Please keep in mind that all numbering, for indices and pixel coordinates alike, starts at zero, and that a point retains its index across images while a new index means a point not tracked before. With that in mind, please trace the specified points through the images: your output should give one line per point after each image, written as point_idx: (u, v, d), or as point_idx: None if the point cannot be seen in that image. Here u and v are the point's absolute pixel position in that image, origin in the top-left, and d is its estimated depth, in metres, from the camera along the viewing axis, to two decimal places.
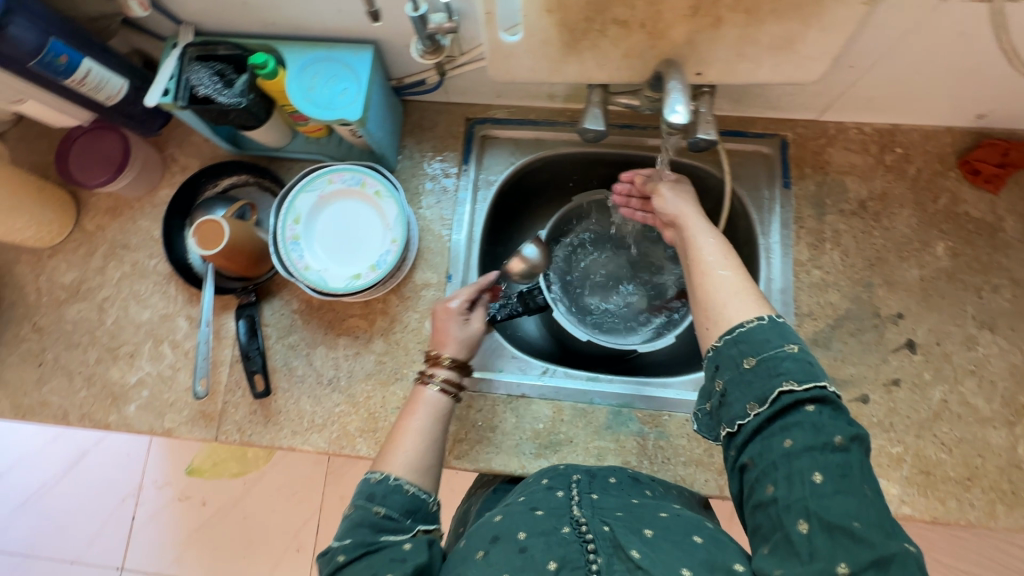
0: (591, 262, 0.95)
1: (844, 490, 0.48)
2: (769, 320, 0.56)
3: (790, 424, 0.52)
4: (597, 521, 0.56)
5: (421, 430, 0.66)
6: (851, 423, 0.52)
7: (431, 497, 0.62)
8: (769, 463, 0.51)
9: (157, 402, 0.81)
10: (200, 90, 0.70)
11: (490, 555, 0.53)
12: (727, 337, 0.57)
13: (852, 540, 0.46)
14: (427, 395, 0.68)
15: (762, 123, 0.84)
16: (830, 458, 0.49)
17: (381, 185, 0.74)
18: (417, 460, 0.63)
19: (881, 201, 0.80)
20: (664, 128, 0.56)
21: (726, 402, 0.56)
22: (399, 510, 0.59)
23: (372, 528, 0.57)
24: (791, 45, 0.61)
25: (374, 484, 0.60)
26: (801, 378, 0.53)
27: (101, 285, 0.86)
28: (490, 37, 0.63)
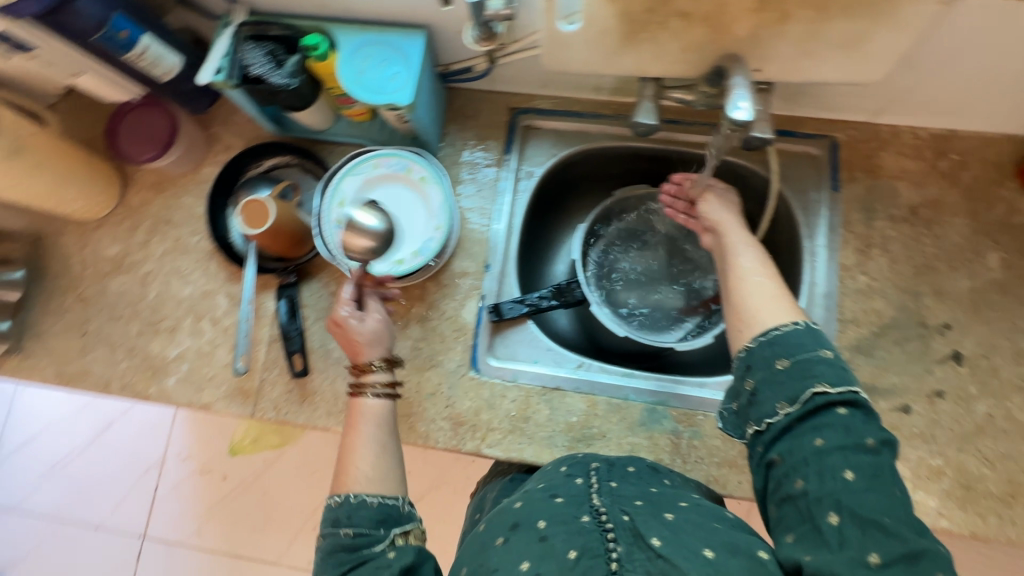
0: (627, 258, 0.94)
1: (876, 487, 0.48)
2: (803, 325, 0.56)
3: (822, 423, 0.51)
4: (618, 511, 0.55)
5: (370, 441, 0.63)
6: (882, 427, 0.51)
7: (399, 500, 0.59)
8: (799, 458, 0.51)
9: (195, 376, 0.83)
10: (252, 69, 0.71)
11: (511, 540, 0.54)
12: (762, 339, 0.57)
13: (884, 534, 0.45)
14: (368, 406, 0.65)
15: (813, 123, 0.82)
16: (862, 457, 0.49)
17: (427, 172, 0.74)
18: (382, 475, 0.61)
19: (933, 208, 0.78)
20: (725, 124, 0.55)
21: (756, 400, 0.55)
22: (369, 522, 0.57)
23: (347, 551, 0.55)
24: (857, 44, 0.60)
25: (335, 508, 0.58)
26: (834, 381, 0.52)
27: (144, 260, 0.88)
28: (548, 25, 0.62)
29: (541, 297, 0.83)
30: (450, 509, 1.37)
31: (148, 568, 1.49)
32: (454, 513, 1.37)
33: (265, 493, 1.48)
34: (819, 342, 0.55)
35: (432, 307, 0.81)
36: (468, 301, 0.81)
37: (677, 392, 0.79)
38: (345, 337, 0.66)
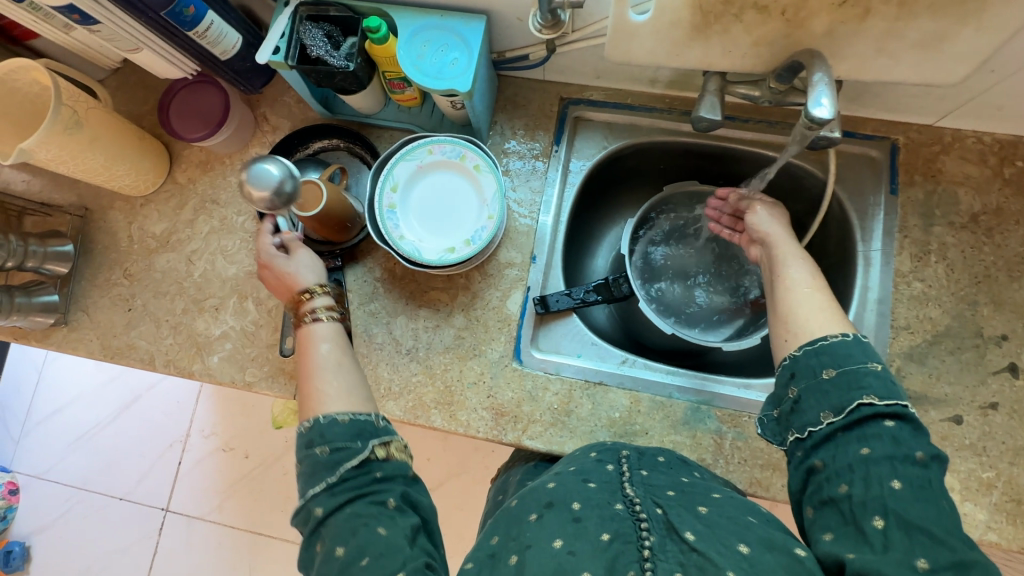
0: (672, 255, 0.93)
1: (924, 498, 0.45)
2: (853, 338, 0.53)
3: (868, 433, 0.49)
4: (651, 504, 0.54)
5: (326, 358, 0.67)
6: (931, 441, 0.49)
7: (372, 416, 0.63)
8: (843, 464, 0.48)
9: (239, 355, 0.83)
10: (312, 50, 0.71)
11: (544, 517, 0.54)
12: (807, 348, 0.54)
13: (932, 541, 0.43)
14: (315, 329, 0.70)
15: (872, 124, 0.80)
16: (911, 469, 0.46)
17: (481, 160, 0.73)
18: (345, 391, 0.65)
19: (995, 216, 0.76)
20: (801, 121, 0.54)
21: (798, 408, 0.52)
22: (344, 440, 0.60)
23: (328, 466, 0.59)
24: (939, 43, 0.58)
25: (308, 433, 0.61)
26: (883, 393, 0.50)
27: (190, 238, 0.88)
28: (618, 14, 0.61)
29: (587, 291, 0.82)
30: (468, 498, 1.38)
31: (170, 541, 1.51)
32: (473, 501, 1.38)
33: (287, 473, 1.50)
34: (869, 354, 0.52)
35: (477, 296, 0.81)
36: (514, 291, 0.81)
37: (721, 392, 0.78)
38: (279, 273, 0.72)
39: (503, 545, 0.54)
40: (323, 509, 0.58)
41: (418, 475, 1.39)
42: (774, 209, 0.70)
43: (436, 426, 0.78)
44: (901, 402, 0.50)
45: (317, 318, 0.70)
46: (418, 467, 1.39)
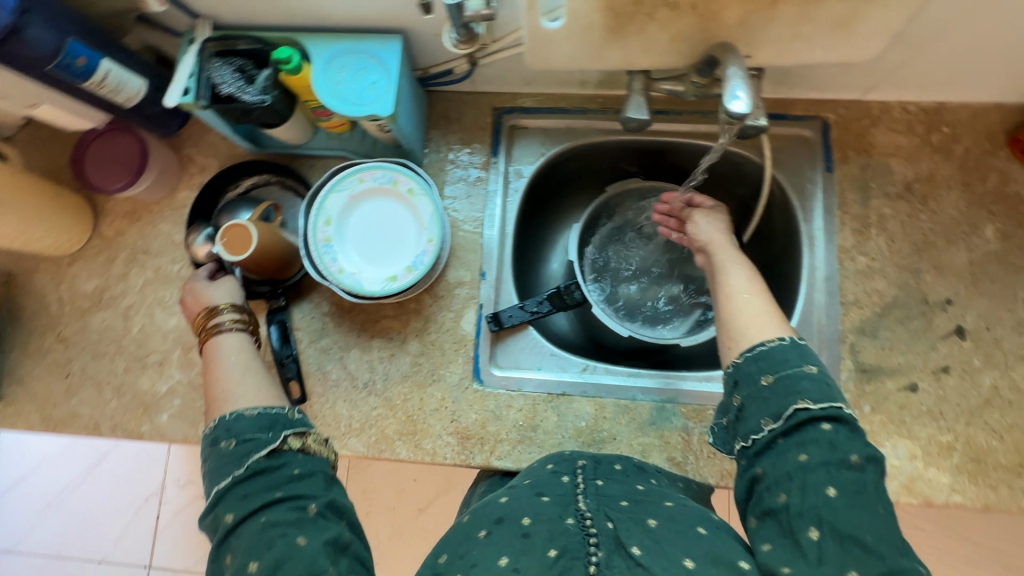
0: (625, 253, 0.93)
1: (857, 506, 0.45)
2: (790, 342, 0.54)
3: (806, 439, 0.49)
4: (603, 517, 0.54)
5: (232, 365, 0.67)
6: (867, 443, 0.49)
7: (284, 408, 0.62)
8: (782, 472, 0.48)
9: (190, 410, 0.80)
10: (222, 88, 0.67)
11: (494, 532, 0.53)
12: (748, 355, 0.54)
13: (863, 551, 0.44)
14: (221, 340, 0.69)
15: (802, 105, 0.81)
16: (846, 476, 0.46)
17: (414, 182, 0.71)
18: (253, 390, 0.65)
19: (927, 183, 0.78)
20: (722, 117, 0.53)
21: (742, 417, 0.53)
22: (253, 431, 0.60)
23: (234, 459, 0.58)
24: (850, 24, 0.58)
25: (216, 429, 0.61)
26: (817, 398, 0.50)
27: (124, 293, 0.84)
28: (530, 23, 0.60)
29: (540, 302, 0.81)
30: None
31: None
32: None
33: None
34: (805, 358, 0.52)
35: (429, 320, 0.80)
36: (467, 311, 0.79)
37: (685, 388, 0.78)
38: (192, 294, 0.73)
39: (449, 564, 0.52)
40: (233, 514, 0.56)
41: (405, 498, 1.35)
42: (717, 217, 0.72)
43: (403, 458, 0.76)
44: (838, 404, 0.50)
45: (224, 327, 0.70)
46: (406, 488, 1.35)
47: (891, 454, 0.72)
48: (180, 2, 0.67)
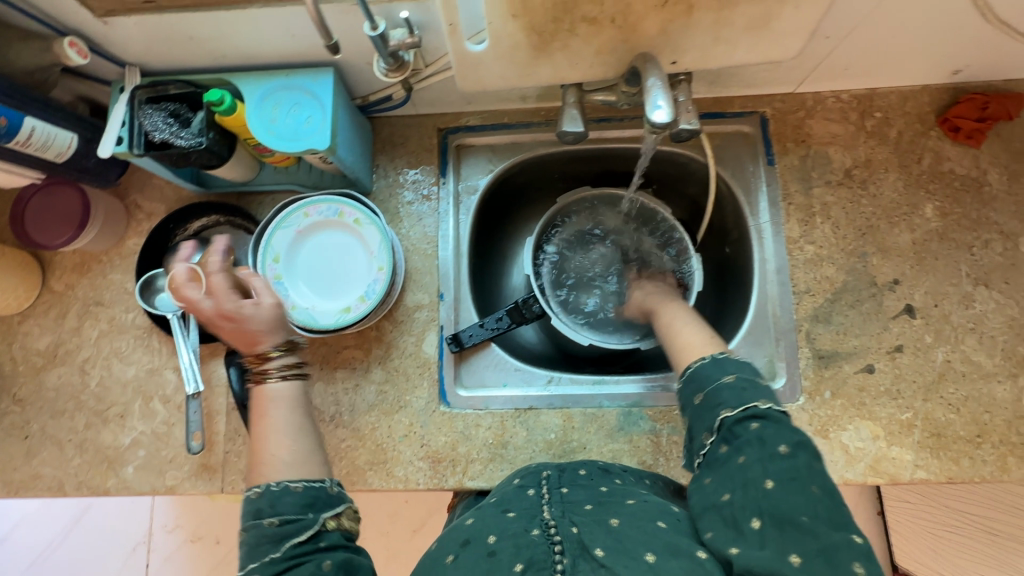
0: (584, 261, 0.94)
1: (792, 490, 0.49)
2: (710, 359, 0.61)
3: (741, 442, 0.53)
4: (567, 523, 0.54)
5: (280, 426, 0.58)
6: (795, 432, 0.53)
7: (326, 482, 0.57)
8: (725, 477, 0.52)
9: (155, 460, 0.78)
10: (155, 135, 0.66)
11: (460, 556, 0.53)
12: (684, 378, 0.62)
13: (799, 531, 0.47)
14: (269, 392, 0.59)
15: (739, 101, 0.82)
16: (778, 466, 0.50)
17: (360, 212, 0.71)
18: (300, 458, 0.57)
19: (866, 168, 0.80)
20: (647, 126, 0.54)
21: (690, 437, 0.59)
22: (297, 509, 0.54)
23: (273, 538, 0.52)
24: (767, 24, 0.60)
25: (258, 499, 0.54)
26: (736, 403, 0.55)
27: (79, 346, 0.82)
28: (455, 47, 0.60)
29: (499, 318, 0.81)
30: None
31: None
32: None
33: None
34: (723, 369, 0.59)
35: (391, 346, 0.79)
36: (428, 333, 0.79)
37: (650, 390, 0.78)
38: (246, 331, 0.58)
39: None
40: None
41: (397, 521, 1.33)
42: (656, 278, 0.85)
43: (375, 488, 0.76)
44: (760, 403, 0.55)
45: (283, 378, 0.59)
46: (398, 511, 1.34)
47: (855, 436, 0.73)
48: (106, 51, 0.67)
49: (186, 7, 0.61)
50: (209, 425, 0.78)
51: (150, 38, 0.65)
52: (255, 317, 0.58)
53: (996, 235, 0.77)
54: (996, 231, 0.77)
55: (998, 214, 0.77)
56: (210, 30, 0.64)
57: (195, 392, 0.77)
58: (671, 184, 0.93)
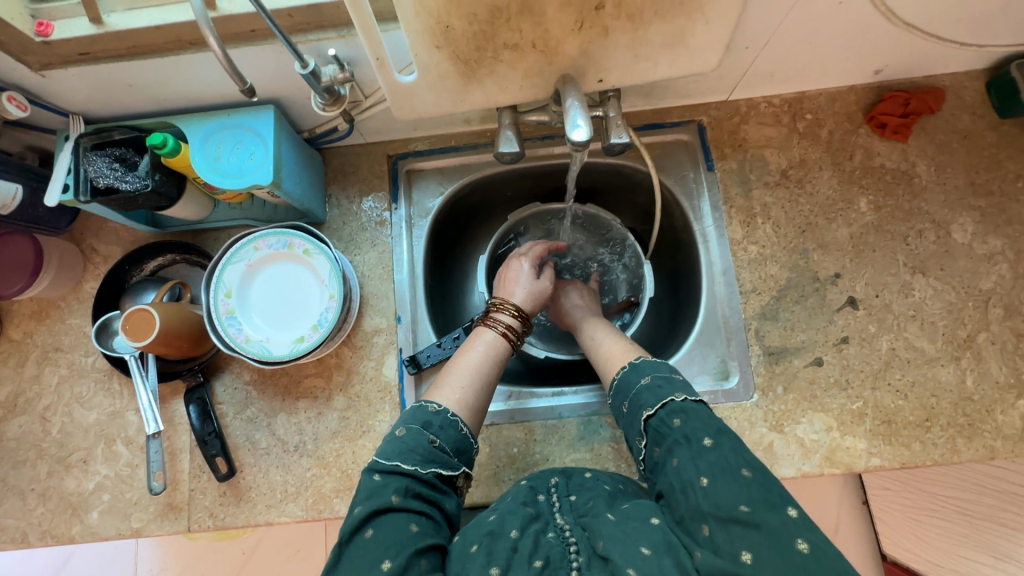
0: None
1: (725, 482, 0.52)
2: (629, 367, 0.67)
3: (671, 444, 0.57)
4: (580, 527, 0.57)
5: (473, 364, 0.68)
6: (714, 420, 0.57)
7: (474, 443, 0.64)
8: (667, 484, 0.55)
9: (120, 503, 0.78)
10: (100, 181, 0.68)
11: (483, 546, 0.54)
12: (613, 393, 0.66)
13: (741, 525, 0.49)
14: (489, 331, 0.72)
15: (677, 112, 0.86)
16: (707, 459, 0.54)
17: (308, 243, 0.73)
18: (467, 397, 0.65)
19: (801, 167, 0.83)
20: (570, 145, 0.56)
21: (629, 447, 0.63)
22: (450, 447, 0.61)
23: (424, 458, 0.58)
24: (682, 41, 0.62)
25: (432, 414, 0.62)
26: (654, 403, 0.60)
27: (39, 394, 0.82)
28: (386, 79, 0.62)
29: (456, 337, 0.82)
30: None
31: None
32: None
33: None
34: (639, 373, 0.65)
35: (352, 372, 0.80)
36: (387, 357, 0.80)
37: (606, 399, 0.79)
38: (513, 278, 0.80)
39: None
40: (402, 500, 0.55)
41: None
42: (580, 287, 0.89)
43: (343, 514, 0.76)
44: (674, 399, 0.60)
45: (496, 327, 0.72)
46: None
47: (809, 429, 0.75)
48: (47, 103, 0.68)
49: (119, 56, 0.62)
50: (173, 464, 0.78)
51: (90, 87, 0.66)
52: (521, 271, 0.80)
53: (929, 224, 0.80)
54: (929, 220, 0.80)
55: (929, 204, 0.81)
56: (149, 78, 0.66)
57: (156, 431, 0.76)
58: (621, 194, 0.96)
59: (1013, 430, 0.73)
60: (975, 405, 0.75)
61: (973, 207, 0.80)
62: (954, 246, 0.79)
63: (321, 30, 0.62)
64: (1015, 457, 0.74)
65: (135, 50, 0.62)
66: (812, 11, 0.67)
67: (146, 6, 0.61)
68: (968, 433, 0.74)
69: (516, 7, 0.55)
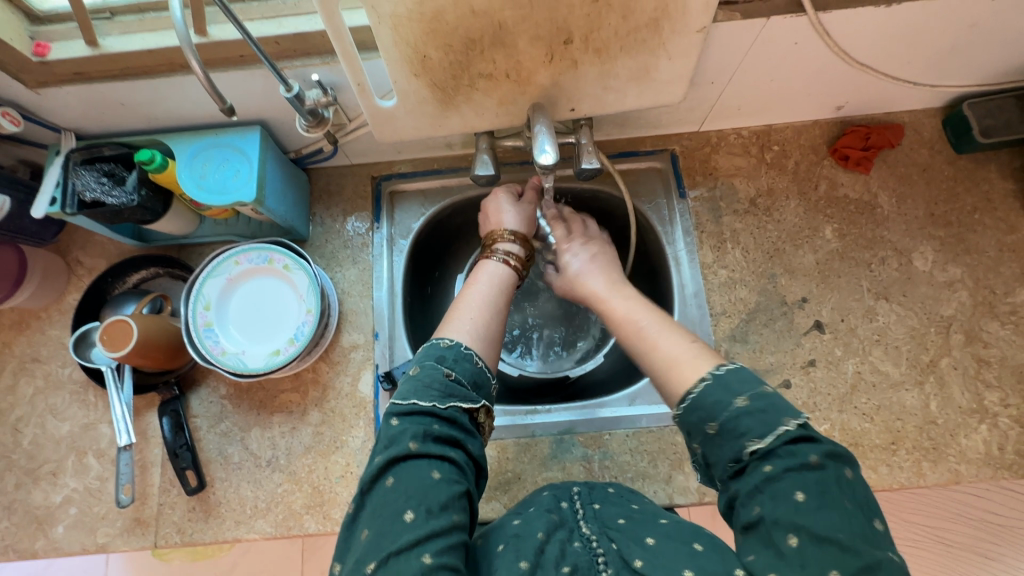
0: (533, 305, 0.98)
1: (828, 504, 0.47)
2: (711, 378, 0.55)
3: (768, 455, 0.51)
4: (608, 539, 0.56)
5: (483, 294, 0.70)
6: (821, 442, 0.51)
7: (491, 377, 0.64)
8: (752, 488, 0.51)
9: (87, 517, 0.77)
10: (87, 195, 0.69)
11: (510, 546, 0.56)
12: (685, 406, 0.55)
13: (839, 550, 0.45)
14: (490, 264, 0.74)
15: (650, 141, 0.90)
16: (808, 477, 0.49)
17: (289, 258, 0.75)
18: (478, 328, 0.66)
19: (768, 196, 0.86)
20: (538, 168, 0.62)
21: (709, 464, 0.54)
22: (466, 379, 0.61)
23: (442, 391, 0.59)
24: (648, 74, 0.66)
25: (445, 349, 0.62)
26: (762, 431, 0.51)
27: (13, 405, 0.82)
28: (368, 104, 0.66)
29: None
30: None
31: None
32: None
33: None
34: (729, 391, 0.53)
35: (328, 388, 0.80)
36: (364, 372, 0.81)
37: (579, 417, 0.80)
38: (498, 205, 0.79)
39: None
40: (420, 447, 0.55)
41: None
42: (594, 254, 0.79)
43: (313, 531, 0.75)
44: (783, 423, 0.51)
45: (503, 259, 0.75)
46: None
47: None
48: (41, 119, 0.71)
49: (113, 77, 0.65)
50: (143, 477, 0.78)
51: (85, 105, 0.69)
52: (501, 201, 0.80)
53: (891, 251, 0.83)
54: (891, 248, 0.83)
55: (892, 233, 0.84)
56: (142, 98, 0.69)
57: (128, 444, 0.75)
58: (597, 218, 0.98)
59: (976, 454, 0.75)
60: (940, 428, 0.76)
61: (933, 236, 0.83)
62: (916, 274, 0.82)
63: (306, 57, 0.66)
64: (980, 483, 0.75)
65: (128, 71, 0.65)
66: (771, 50, 0.71)
67: (139, 31, 0.65)
68: (933, 457, 0.75)
69: (489, 39, 0.59)
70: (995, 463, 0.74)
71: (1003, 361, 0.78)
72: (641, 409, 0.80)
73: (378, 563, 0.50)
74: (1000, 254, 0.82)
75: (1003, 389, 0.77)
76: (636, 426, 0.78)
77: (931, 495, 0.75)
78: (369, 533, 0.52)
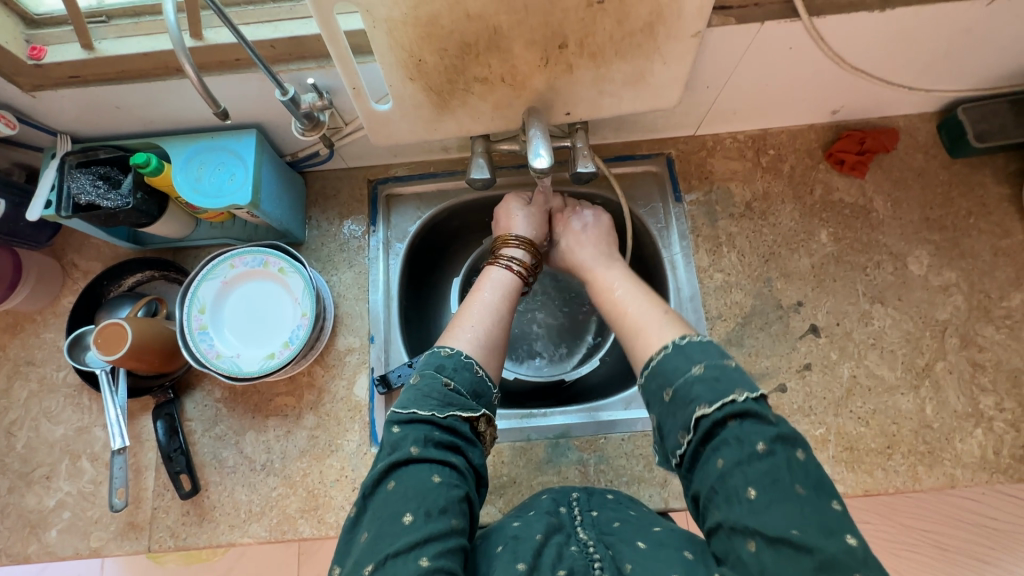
0: (530, 308, 0.99)
1: (778, 499, 0.49)
2: (673, 348, 0.60)
3: (718, 443, 0.53)
4: (603, 545, 0.56)
5: (488, 301, 0.70)
6: (772, 425, 0.53)
7: (493, 386, 0.64)
8: (709, 488, 0.52)
9: (80, 521, 0.77)
10: (82, 198, 0.69)
11: (508, 547, 0.55)
12: (648, 373, 0.60)
13: (793, 548, 0.47)
14: (494, 272, 0.74)
15: (646, 145, 0.90)
16: (758, 469, 0.51)
17: (284, 261, 0.75)
18: (483, 338, 0.66)
19: (764, 201, 0.86)
20: (534, 173, 0.62)
21: (664, 435, 0.58)
22: (466, 389, 0.61)
23: (442, 401, 0.59)
24: (643, 79, 0.66)
25: (445, 358, 0.63)
26: (711, 399, 0.54)
27: (7, 408, 0.82)
28: (363, 108, 0.66)
29: None
30: None
31: None
32: None
33: None
34: (689, 359, 0.58)
35: (323, 391, 0.80)
36: (359, 376, 0.81)
37: (574, 421, 0.80)
38: (509, 211, 0.79)
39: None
40: (421, 452, 0.55)
41: None
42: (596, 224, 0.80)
43: (307, 536, 0.75)
44: (733, 398, 0.54)
45: (509, 265, 0.74)
46: None
47: None
48: (37, 121, 0.71)
49: (108, 80, 0.65)
50: (137, 481, 0.78)
51: (81, 108, 0.69)
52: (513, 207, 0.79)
53: (886, 255, 0.83)
54: (886, 252, 0.83)
55: (887, 237, 0.84)
56: (138, 101, 0.69)
57: (121, 447, 0.75)
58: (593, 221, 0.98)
59: (972, 458, 0.75)
60: (935, 432, 0.76)
61: (928, 240, 0.83)
62: (911, 278, 0.82)
63: (302, 60, 0.66)
64: (975, 488, 0.75)
65: (124, 74, 0.66)
66: (766, 55, 0.71)
67: (136, 34, 0.65)
68: (929, 461, 0.75)
69: (484, 44, 0.59)
70: (991, 468, 0.74)
71: (999, 365, 0.78)
72: (637, 412, 0.80)
73: (376, 565, 0.50)
74: (995, 259, 0.82)
75: (998, 394, 0.77)
76: (631, 430, 0.78)
77: (926, 499, 0.75)
78: (369, 535, 0.52)
